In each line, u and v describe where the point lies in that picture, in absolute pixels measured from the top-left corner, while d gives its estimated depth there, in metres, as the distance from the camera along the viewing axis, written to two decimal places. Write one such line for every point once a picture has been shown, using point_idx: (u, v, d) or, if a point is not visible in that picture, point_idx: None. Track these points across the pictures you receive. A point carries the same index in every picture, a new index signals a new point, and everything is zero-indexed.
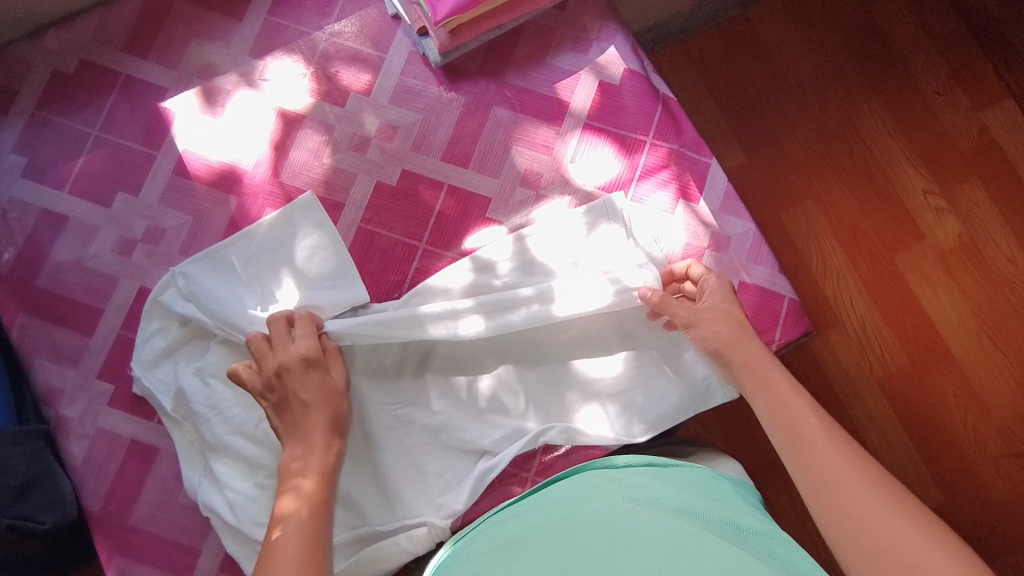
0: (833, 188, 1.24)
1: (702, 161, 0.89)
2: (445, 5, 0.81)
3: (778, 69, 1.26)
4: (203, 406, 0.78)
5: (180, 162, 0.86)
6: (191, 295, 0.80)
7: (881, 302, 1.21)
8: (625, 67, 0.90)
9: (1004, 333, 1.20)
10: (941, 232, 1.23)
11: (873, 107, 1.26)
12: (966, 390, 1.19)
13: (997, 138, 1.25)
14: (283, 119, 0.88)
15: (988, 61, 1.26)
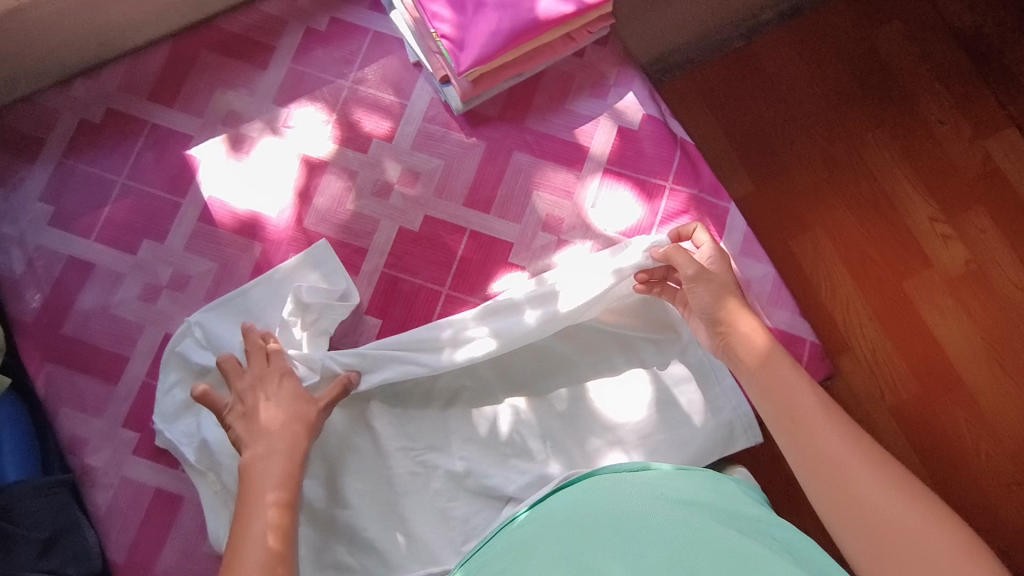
0: (840, 216, 1.24)
1: (721, 206, 0.91)
2: (468, 56, 0.82)
3: (784, 99, 1.28)
4: (226, 456, 0.77)
5: (206, 210, 0.87)
6: (211, 342, 0.81)
7: (891, 329, 1.21)
8: (643, 112, 0.92)
9: (1013, 359, 1.21)
10: (948, 258, 1.24)
11: (877, 135, 1.27)
12: (978, 417, 1.19)
13: (1001, 166, 1.27)
14: (306, 166, 0.89)
15: (989, 91, 1.29)
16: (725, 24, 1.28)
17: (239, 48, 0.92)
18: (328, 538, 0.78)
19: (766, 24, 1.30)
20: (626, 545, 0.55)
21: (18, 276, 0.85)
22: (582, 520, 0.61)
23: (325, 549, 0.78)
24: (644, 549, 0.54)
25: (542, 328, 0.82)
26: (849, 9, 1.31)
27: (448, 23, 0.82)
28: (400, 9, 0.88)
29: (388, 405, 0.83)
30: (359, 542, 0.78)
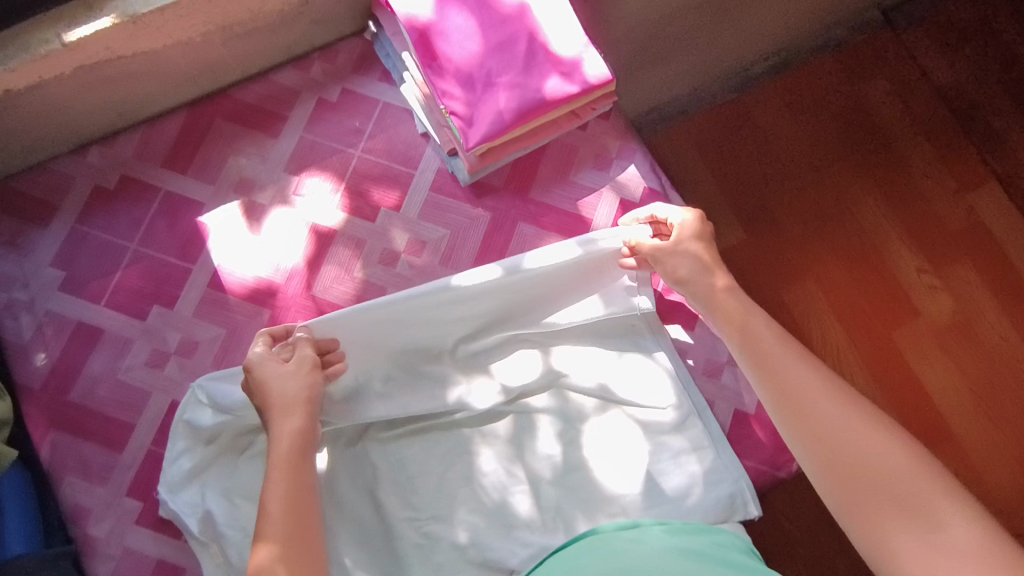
0: (831, 266, 1.28)
1: None
2: (477, 133, 0.84)
3: (773, 151, 1.32)
4: (231, 528, 0.78)
5: (216, 277, 0.89)
6: (216, 403, 0.81)
7: (881, 377, 1.24)
8: (645, 185, 0.95)
9: (999, 408, 1.24)
10: (935, 308, 1.27)
11: (865, 187, 1.32)
12: (967, 466, 1.21)
13: (984, 220, 1.31)
14: (316, 234, 0.91)
15: (971, 147, 1.34)
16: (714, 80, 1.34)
17: (253, 117, 0.94)
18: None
19: (756, 79, 1.36)
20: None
21: (26, 342, 0.85)
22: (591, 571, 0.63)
23: None
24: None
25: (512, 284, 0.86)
26: (835, 67, 1.36)
27: (459, 101, 0.84)
28: (411, 84, 0.91)
29: (390, 475, 0.83)
30: None
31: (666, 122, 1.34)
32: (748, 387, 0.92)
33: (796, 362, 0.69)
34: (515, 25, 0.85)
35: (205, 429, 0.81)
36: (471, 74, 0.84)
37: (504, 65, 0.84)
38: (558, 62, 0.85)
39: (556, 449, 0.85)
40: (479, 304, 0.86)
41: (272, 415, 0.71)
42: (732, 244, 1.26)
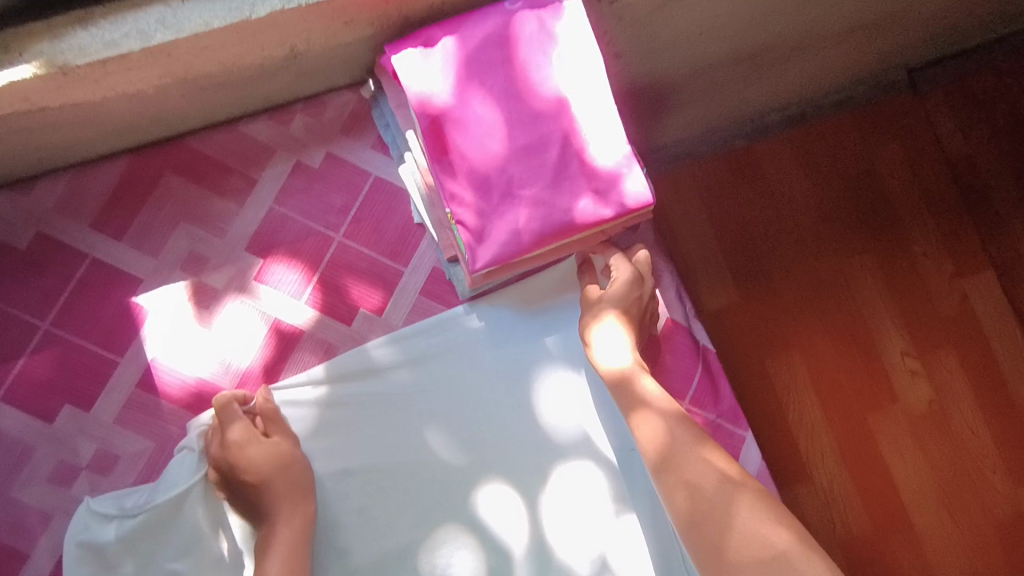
0: (815, 335, 1.10)
1: (738, 433, 0.81)
2: (486, 252, 0.70)
3: (770, 204, 1.12)
4: None
5: (148, 375, 0.73)
6: (123, 512, 0.69)
7: (851, 463, 1.09)
8: (668, 317, 0.82)
9: (966, 510, 1.08)
10: (914, 397, 1.11)
11: (864, 253, 1.12)
12: (924, 565, 1.07)
13: (977, 309, 1.13)
14: (277, 334, 0.76)
15: (974, 227, 1.13)
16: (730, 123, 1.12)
17: (214, 177, 0.77)
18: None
19: (772, 126, 1.14)
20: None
21: None
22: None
23: None
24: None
25: (507, 389, 0.77)
26: (851, 119, 1.15)
27: (468, 209, 0.70)
28: (412, 166, 0.76)
29: None
30: None
31: (670, 163, 1.12)
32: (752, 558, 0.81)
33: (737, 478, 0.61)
34: (548, 124, 0.70)
35: (112, 547, 0.68)
36: (487, 178, 0.70)
37: (529, 174, 0.70)
38: (593, 175, 0.71)
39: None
40: (448, 384, 0.77)
41: (277, 503, 0.69)
42: (716, 306, 1.09)
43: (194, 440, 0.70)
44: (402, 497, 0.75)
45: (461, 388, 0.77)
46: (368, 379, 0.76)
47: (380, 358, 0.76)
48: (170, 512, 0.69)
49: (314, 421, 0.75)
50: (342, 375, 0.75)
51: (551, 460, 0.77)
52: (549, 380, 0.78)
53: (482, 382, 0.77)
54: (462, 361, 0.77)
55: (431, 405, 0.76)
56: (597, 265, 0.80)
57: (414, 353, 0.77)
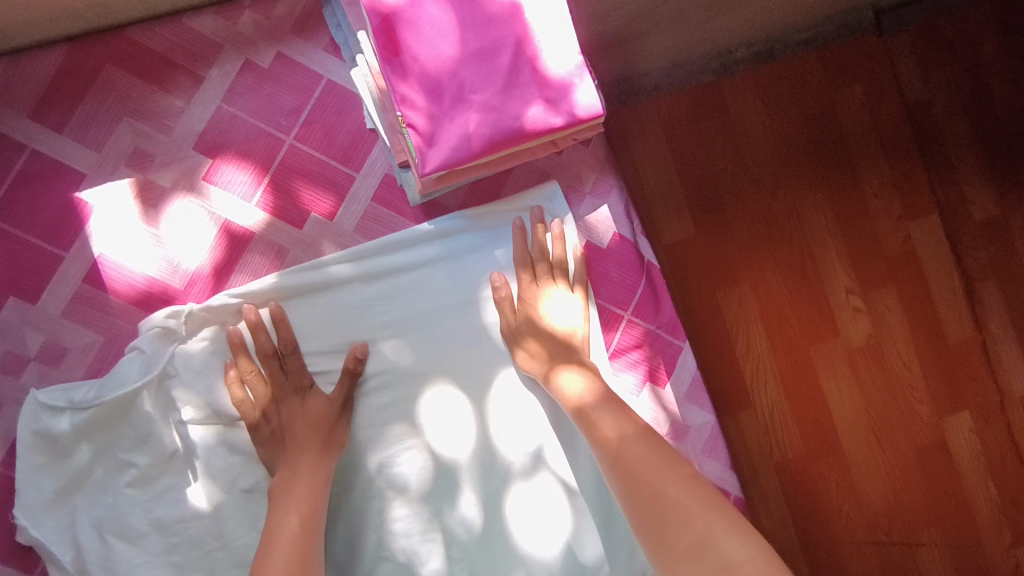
0: (766, 270, 1.11)
1: (675, 344, 0.85)
2: (436, 156, 0.70)
3: (729, 137, 1.10)
4: (98, 566, 0.69)
5: (95, 270, 0.73)
6: (74, 406, 0.69)
7: (791, 393, 1.11)
8: (614, 231, 0.84)
9: (892, 436, 1.13)
10: (854, 331, 1.13)
11: (818, 195, 1.13)
12: (850, 484, 1.11)
13: (919, 250, 1.15)
14: (227, 235, 0.76)
15: (923, 171, 1.15)
16: (700, 57, 1.08)
17: (157, 73, 0.75)
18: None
19: (739, 63, 1.10)
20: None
21: None
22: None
23: None
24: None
25: (456, 296, 0.79)
26: (817, 55, 1.12)
27: (419, 112, 0.70)
28: (363, 68, 0.75)
29: None
30: None
31: (633, 96, 1.07)
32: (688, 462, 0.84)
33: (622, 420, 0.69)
34: (502, 30, 0.70)
35: (65, 436, 0.70)
36: (439, 82, 0.70)
37: (480, 80, 0.70)
38: (545, 83, 0.71)
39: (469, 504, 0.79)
40: (397, 293, 0.78)
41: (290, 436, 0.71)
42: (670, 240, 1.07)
43: (146, 342, 0.71)
44: None
45: (410, 296, 0.78)
46: (319, 287, 0.76)
47: (330, 265, 0.77)
48: (122, 408, 0.70)
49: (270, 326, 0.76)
50: (294, 279, 0.76)
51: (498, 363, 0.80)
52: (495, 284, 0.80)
53: (430, 295, 0.79)
54: (414, 269, 0.79)
55: (379, 317, 0.78)
56: (550, 192, 0.82)
57: (362, 261, 0.78)
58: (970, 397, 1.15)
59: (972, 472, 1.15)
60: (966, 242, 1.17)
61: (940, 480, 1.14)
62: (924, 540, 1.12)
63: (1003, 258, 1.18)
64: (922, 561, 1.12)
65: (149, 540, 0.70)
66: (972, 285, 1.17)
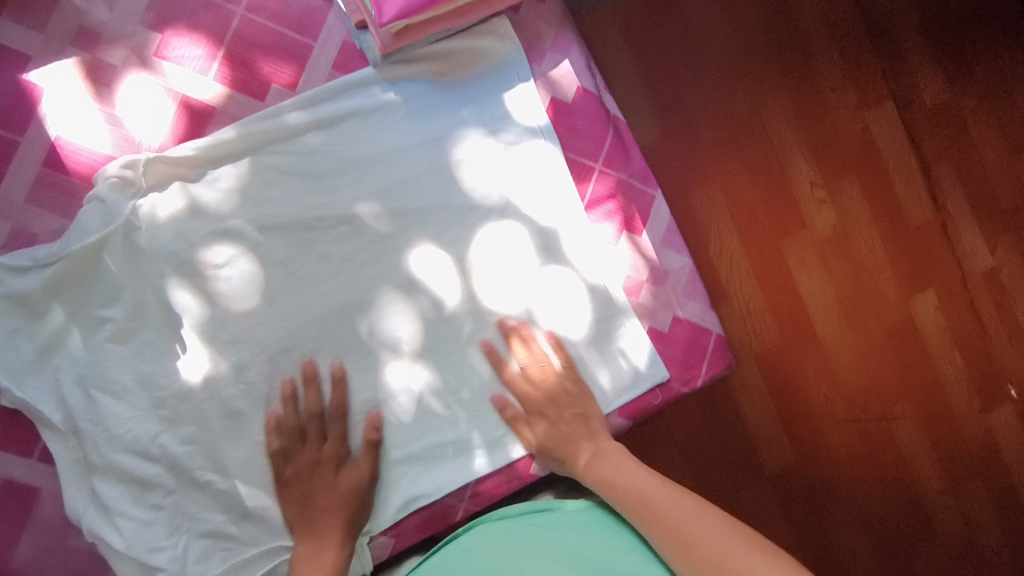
0: (732, 169, 1.18)
1: (648, 193, 0.87)
2: (392, 6, 0.72)
3: (685, 39, 1.17)
4: (87, 421, 0.72)
5: (54, 153, 0.72)
6: (39, 263, 0.71)
7: (766, 287, 1.19)
8: (579, 85, 0.85)
9: (862, 318, 1.21)
10: (820, 222, 1.20)
11: (777, 97, 1.20)
12: (825, 369, 1.20)
13: (877, 139, 1.22)
14: (187, 109, 0.76)
15: (876, 64, 1.22)
16: None
17: None
18: (210, 509, 0.76)
19: None
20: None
21: None
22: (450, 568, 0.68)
23: (207, 521, 0.75)
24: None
25: (428, 159, 0.82)
26: None
27: None
28: None
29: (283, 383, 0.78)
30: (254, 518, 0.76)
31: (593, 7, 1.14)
32: (668, 302, 0.87)
33: (613, 450, 0.79)
34: None
35: (37, 296, 0.71)
36: None
37: None
38: None
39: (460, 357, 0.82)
40: (358, 141, 0.80)
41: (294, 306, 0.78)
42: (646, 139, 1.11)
43: (106, 193, 0.72)
44: (331, 244, 0.79)
45: (375, 147, 0.81)
46: (281, 136, 0.78)
47: (286, 112, 0.78)
48: (85, 262, 0.71)
49: (249, 175, 0.78)
50: (255, 130, 0.77)
51: (473, 220, 0.82)
52: (466, 152, 0.82)
53: (390, 135, 0.81)
54: (377, 132, 0.81)
55: (344, 161, 0.80)
56: (500, 29, 0.83)
57: (317, 109, 0.79)
58: (934, 276, 1.23)
59: (939, 346, 1.23)
60: (921, 127, 1.24)
61: (912, 357, 1.22)
62: (898, 415, 1.21)
63: (958, 142, 1.25)
64: (896, 432, 1.21)
65: (133, 395, 0.74)
66: (930, 170, 1.24)
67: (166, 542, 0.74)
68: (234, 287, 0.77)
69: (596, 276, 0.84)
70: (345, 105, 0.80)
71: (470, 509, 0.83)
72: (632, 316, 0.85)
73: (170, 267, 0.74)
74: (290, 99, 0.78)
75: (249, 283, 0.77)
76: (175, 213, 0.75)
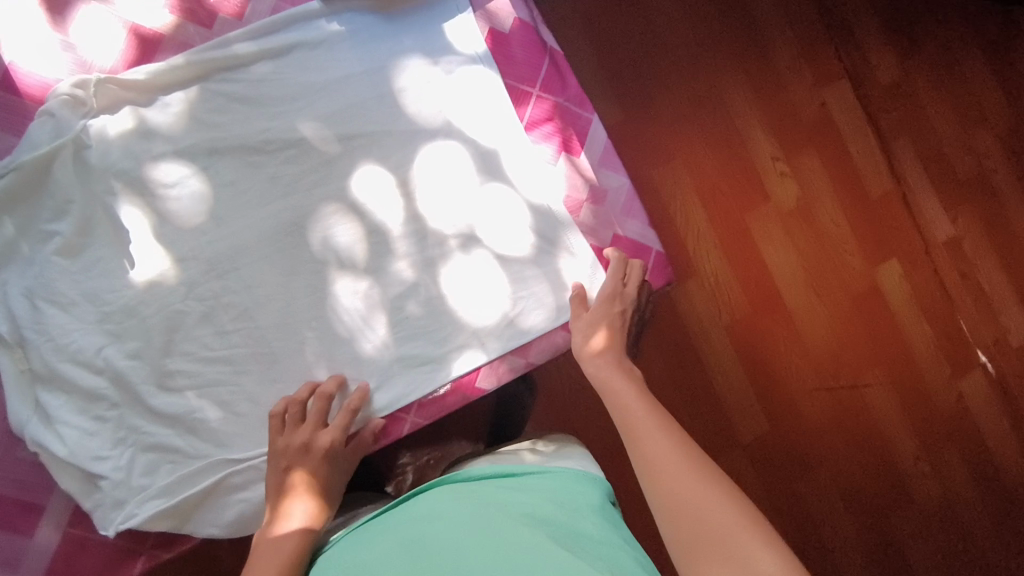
0: (698, 149, 1.31)
1: (585, 117, 0.91)
2: None
3: (643, 24, 1.29)
4: (33, 331, 0.74)
5: (8, 76, 0.76)
6: None
7: (735, 258, 1.31)
8: (515, 16, 0.90)
9: (826, 283, 1.34)
10: (782, 194, 1.34)
11: (735, 77, 1.33)
12: (794, 334, 1.32)
13: (833, 114, 1.37)
14: (136, 36, 0.80)
15: (829, 45, 1.37)
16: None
17: None
18: (156, 424, 0.78)
19: None
20: (421, 556, 0.59)
21: None
22: (417, 534, 0.62)
23: (151, 433, 0.77)
24: (440, 561, 0.57)
25: (372, 85, 0.85)
26: None
27: None
28: None
29: (230, 299, 0.81)
30: (200, 430, 0.79)
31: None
32: (607, 221, 0.90)
33: (622, 385, 0.76)
34: None
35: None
36: None
37: None
38: None
39: (408, 274, 0.85)
40: (303, 69, 0.84)
41: (242, 225, 0.81)
42: None
43: (57, 108, 0.75)
44: (279, 165, 0.82)
45: (320, 75, 0.84)
46: (228, 65, 0.82)
47: (232, 43, 0.81)
48: (32, 176, 0.74)
49: (196, 101, 0.81)
50: (204, 60, 0.80)
51: (415, 143, 0.86)
52: (409, 80, 0.86)
53: (335, 63, 0.85)
54: (323, 59, 0.84)
55: (291, 88, 0.83)
56: None
57: (262, 40, 0.83)
58: (896, 247, 1.37)
59: (904, 311, 1.37)
60: (877, 103, 1.39)
61: (879, 322, 1.36)
62: (867, 382, 1.34)
63: (910, 116, 1.40)
64: (867, 396, 1.35)
65: (80, 309, 0.76)
66: (887, 142, 1.39)
67: (109, 453, 0.76)
68: (184, 206, 0.80)
69: (536, 195, 0.88)
70: (289, 37, 0.84)
71: (418, 421, 0.84)
72: (574, 234, 0.88)
73: (118, 183, 0.77)
74: (236, 31, 0.82)
75: (195, 201, 0.80)
76: (125, 133, 0.78)
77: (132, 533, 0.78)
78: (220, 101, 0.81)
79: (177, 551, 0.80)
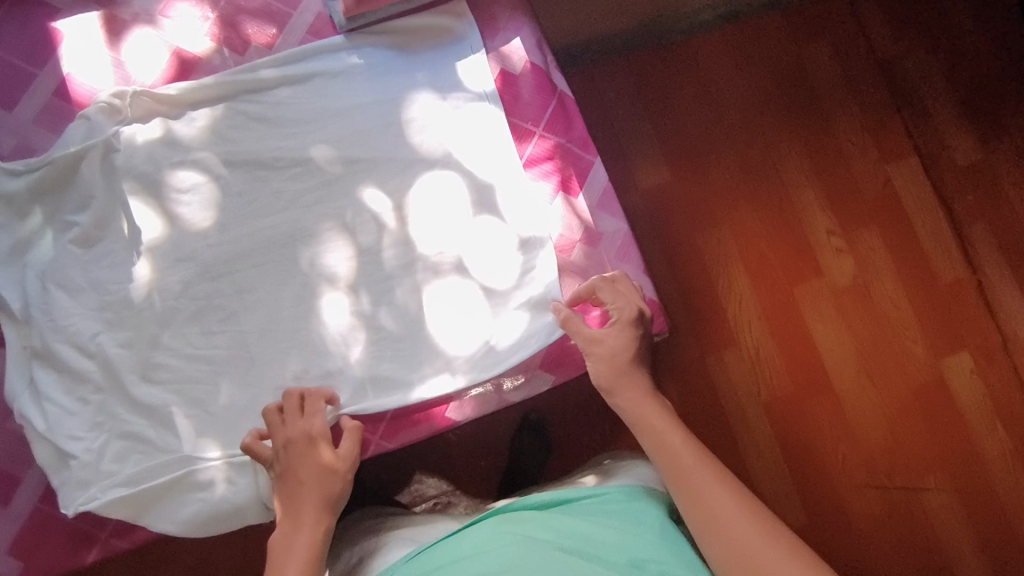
0: (744, 215, 1.25)
1: (587, 159, 0.91)
2: None
3: (694, 84, 1.28)
4: (39, 311, 0.80)
5: (63, 85, 0.86)
6: (29, 169, 0.82)
7: (778, 332, 1.23)
8: (528, 59, 0.92)
9: (882, 370, 1.23)
10: (838, 271, 1.25)
11: (793, 148, 1.28)
12: (841, 422, 1.21)
13: (899, 191, 1.28)
14: (177, 58, 0.88)
15: (899, 120, 1.29)
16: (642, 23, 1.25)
17: None
18: (134, 412, 0.81)
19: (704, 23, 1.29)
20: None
21: None
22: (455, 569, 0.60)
23: (127, 421, 0.80)
24: None
25: (382, 115, 0.89)
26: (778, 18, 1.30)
27: None
28: None
29: (220, 302, 0.84)
30: (171, 425, 0.81)
31: (602, 54, 1.26)
32: (599, 263, 0.89)
33: (666, 425, 0.72)
34: None
35: (23, 197, 0.82)
36: None
37: None
38: None
39: (392, 296, 0.86)
40: (322, 96, 0.89)
41: (243, 234, 0.85)
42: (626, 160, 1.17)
43: (94, 113, 0.84)
44: (284, 182, 0.87)
45: (335, 102, 0.89)
46: (253, 88, 0.88)
47: (259, 68, 0.88)
48: (65, 172, 0.83)
49: (220, 118, 0.87)
50: (231, 82, 0.88)
51: (416, 172, 0.88)
52: (416, 112, 0.90)
53: (350, 93, 0.90)
54: (340, 89, 0.90)
55: (306, 113, 0.88)
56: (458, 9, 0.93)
57: (288, 68, 0.89)
58: (967, 339, 1.24)
59: (976, 412, 1.23)
60: (952, 185, 1.28)
61: (943, 421, 1.22)
62: (927, 486, 1.20)
63: (989, 200, 1.28)
64: (926, 501, 1.20)
65: (85, 295, 0.82)
66: (961, 228, 1.27)
67: (85, 434, 0.79)
68: (192, 211, 0.85)
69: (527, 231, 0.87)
70: (313, 66, 0.90)
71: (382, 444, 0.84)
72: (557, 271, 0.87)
73: (137, 184, 0.84)
74: (264, 58, 0.89)
75: (203, 205, 0.85)
76: (152, 141, 0.85)
77: (94, 517, 0.80)
78: (240, 119, 0.88)
79: (134, 542, 0.81)
